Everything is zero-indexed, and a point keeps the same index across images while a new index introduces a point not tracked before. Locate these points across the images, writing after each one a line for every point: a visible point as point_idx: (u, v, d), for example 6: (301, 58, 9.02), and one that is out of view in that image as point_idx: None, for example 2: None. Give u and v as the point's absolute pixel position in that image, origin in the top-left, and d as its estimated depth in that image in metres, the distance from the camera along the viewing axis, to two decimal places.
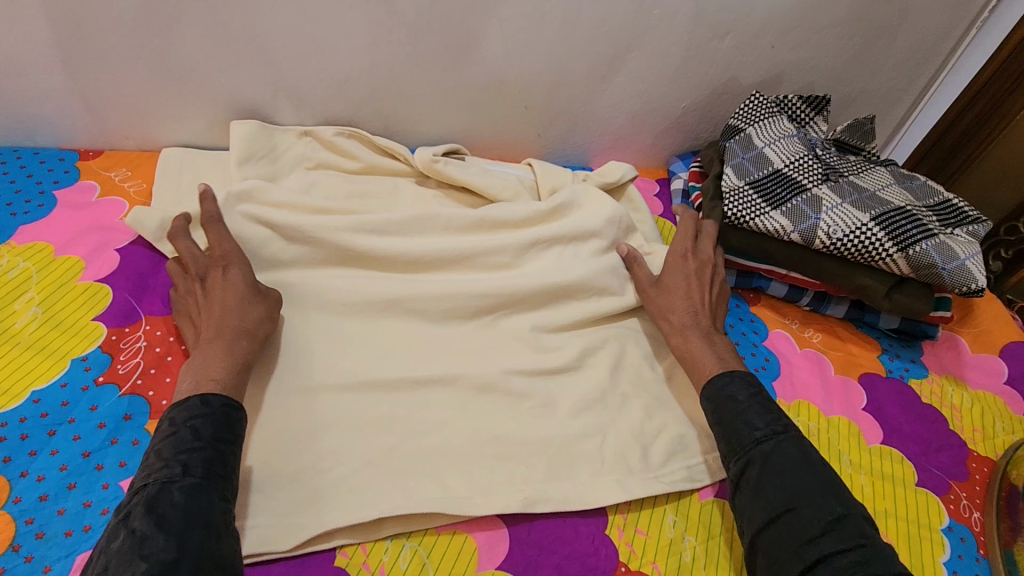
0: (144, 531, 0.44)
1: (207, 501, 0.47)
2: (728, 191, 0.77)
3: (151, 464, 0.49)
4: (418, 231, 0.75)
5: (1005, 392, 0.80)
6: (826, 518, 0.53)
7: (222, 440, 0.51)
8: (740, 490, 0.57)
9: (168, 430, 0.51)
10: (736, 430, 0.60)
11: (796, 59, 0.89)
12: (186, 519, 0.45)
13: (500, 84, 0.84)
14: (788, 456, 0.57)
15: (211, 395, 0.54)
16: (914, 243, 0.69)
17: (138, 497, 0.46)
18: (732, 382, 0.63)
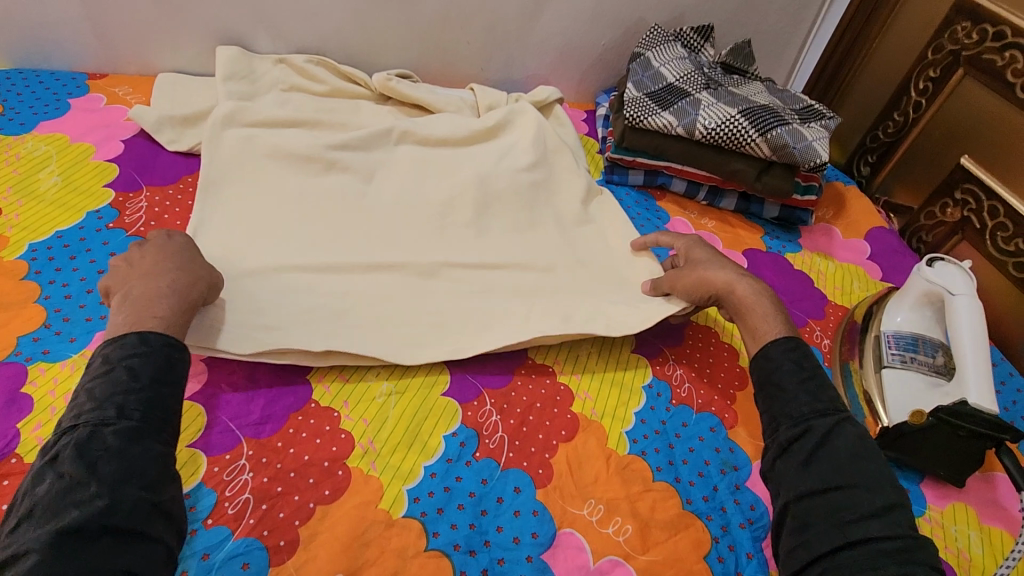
0: (76, 474, 0.43)
1: (143, 448, 0.46)
2: (628, 99, 0.92)
3: (84, 404, 0.47)
4: (374, 147, 0.89)
5: (867, 264, 0.95)
6: (876, 502, 0.49)
7: (160, 381, 0.50)
8: (785, 455, 0.54)
9: (102, 368, 0.49)
10: (792, 397, 0.57)
11: (694, 1, 1.06)
12: (122, 469, 0.44)
13: (444, 19, 1.00)
14: (851, 439, 0.53)
15: (151, 335, 0.52)
16: (772, 130, 0.86)
17: (69, 439, 0.45)
18: (792, 346, 0.61)
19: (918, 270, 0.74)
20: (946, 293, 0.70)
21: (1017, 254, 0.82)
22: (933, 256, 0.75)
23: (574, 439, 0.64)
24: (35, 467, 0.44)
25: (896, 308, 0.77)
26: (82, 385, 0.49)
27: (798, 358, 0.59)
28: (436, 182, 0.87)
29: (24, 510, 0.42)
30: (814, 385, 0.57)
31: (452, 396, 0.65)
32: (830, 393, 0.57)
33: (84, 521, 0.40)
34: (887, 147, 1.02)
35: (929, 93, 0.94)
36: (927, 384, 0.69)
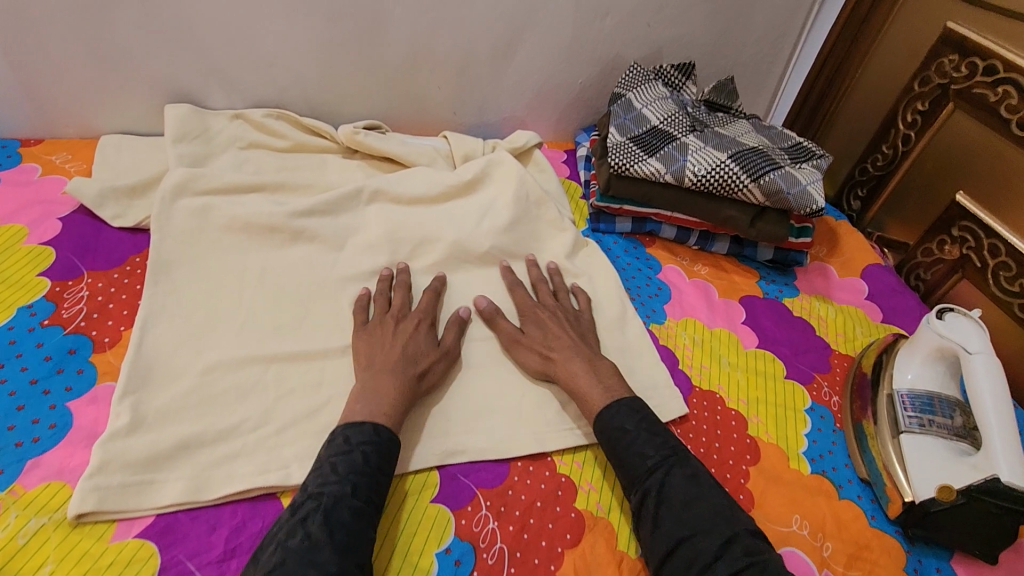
0: (320, 538, 0.48)
1: (365, 529, 0.51)
2: (612, 145, 0.87)
3: (327, 475, 0.53)
4: (344, 210, 0.83)
5: (867, 305, 0.91)
6: (712, 543, 0.53)
7: (383, 468, 0.55)
8: (641, 520, 0.57)
9: (342, 447, 0.55)
10: (626, 461, 0.60)
11: (672, 36, 1.02)
12: (348, 545, 0.49)
13: (412, 65, 0.94)
14: (680, 486, 0.57)
15: (382, 426, 0.58)
16: (764, 174, 0.82)
17: (313, 504, 0.51)
18: (616, 410, 0.63)
19: (929, 325, 0.70)
20: (962, 351, 0.66)
21: (1023, 295, 0.78)
22: (941, 307, 0.71)
23: (580, 544, 0.58)
24: (285, 519, 0.51)
25: (906, 362, 0.73)
26: (324, 455, 0.55)
27: (633, 423, 0.61)
28: (414, 247, 0.81)
29: (274, 559, 0.47)
30: (640, 442, 0.60)
31: (443, 501, 0.59)
32: (654, 446, 0.60)
33: None
34: (876, 179, 0.99)
35: (917, 127, 0.91)
36: (950, 451, 0.65)
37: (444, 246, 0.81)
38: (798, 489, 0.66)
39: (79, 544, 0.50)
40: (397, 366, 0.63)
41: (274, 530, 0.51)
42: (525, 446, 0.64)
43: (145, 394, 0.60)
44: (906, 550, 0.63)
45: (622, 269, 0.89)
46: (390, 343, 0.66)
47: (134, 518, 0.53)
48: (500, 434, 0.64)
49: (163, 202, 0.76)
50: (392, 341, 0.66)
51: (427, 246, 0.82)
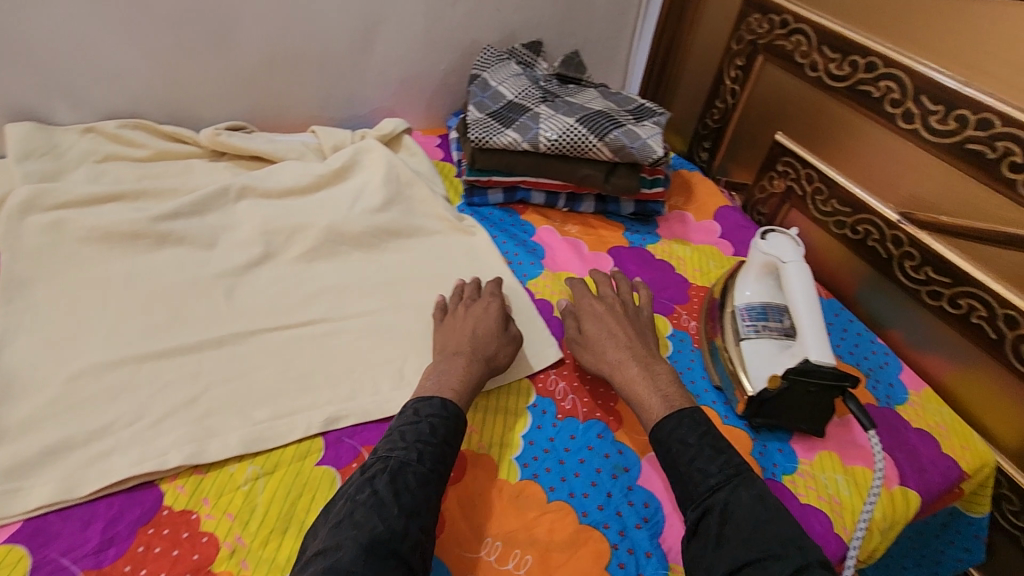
0: (387, 495, 0.53)
1: (427, 494, 0.55)
2: (472, 122, 0.93)
3: (396, 441, 0.58)
4: (211, 210, 0.83)
5: (720, 243, 1.02)
6: (787, 569, 0.51)
7: (449, 441, 0.60)
8: (698, 536, 0.56)
9: (412, 417, 0.60)
10: (687, 478, 0.60)
11: (522, 18, 1.09)
12: (413, 505, 0.53)
13: (269, 65, 0.96)
14: (745, 505, 0.56)
15: (450, 401, 0.62)
16: (609, 133, 0.90)
17: (382, 465, 0.56)
18: (678, 422, 0.63)
19: (754, 244, 0.80)
20: (780, 262, 0.76)
21: (835, 214, 0.91)
22: (764, 228, 0.81)
23: (462, 479, 0.62)
24: (357, 477, 0.56)
25: (743, 281, 0.82)
26: (395, 425, 0.60)
27: (685, 436, 0.62)
28: (288, 238, 0.83)
29: (343, 511, 0.52)
30: (700, 460, 0.60)
31: (328, 462, 0.61)
32: (717, 466, 0.59)
33: (379, 538, 0.50)
34: (717, 132, 1.11)
35: (740, 81, 1.02)
36: (777, 347, 0.74)
37: (316, 232, 0.83)
38: None
39: None
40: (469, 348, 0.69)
41: (345, 487, 0.56)
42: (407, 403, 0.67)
43: (6, 409, 0.59)
44: (752, 439, 0.72)
45: (497, 235, 0.94)
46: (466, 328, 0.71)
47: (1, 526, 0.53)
48: (381, 396, 0.68)
49: (10, 222, 0.74)
50: (467, 324, 0.72)
51: (299, 235, 0.83)
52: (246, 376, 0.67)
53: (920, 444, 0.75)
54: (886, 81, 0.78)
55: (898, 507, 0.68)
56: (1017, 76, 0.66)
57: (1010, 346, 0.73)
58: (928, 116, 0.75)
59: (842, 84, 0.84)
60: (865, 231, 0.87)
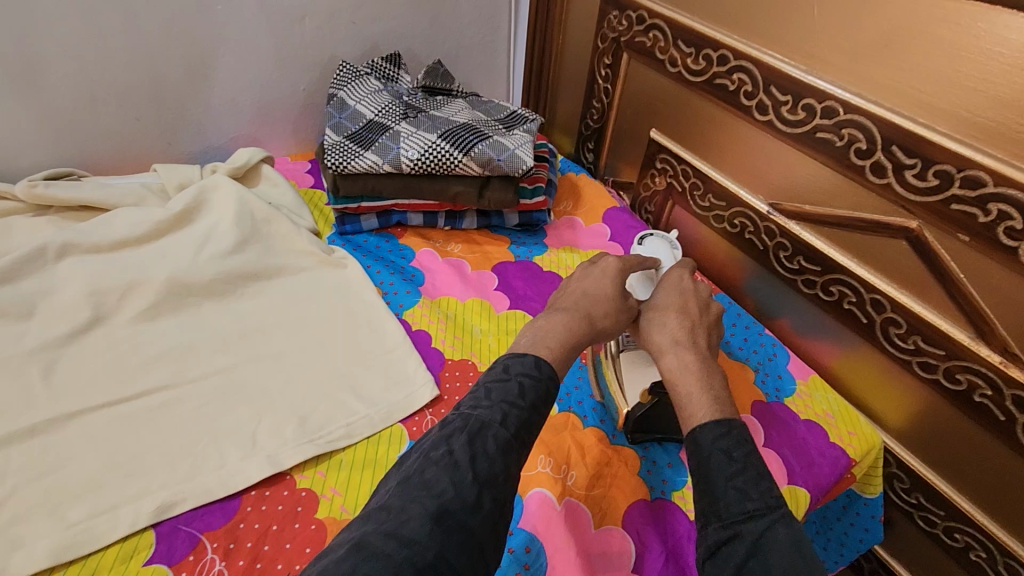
0: (462, 458, 0.44)
1: (506, 465, 0.45)
2: (329, 147, 0.86)
3: (479, 399, 0.49)
4: (26, 275, 0.73)
5: (609, 246, 0.99)
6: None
7: (538, 408, 0.50)
8: (715, 561, 0.44)
9: (502, 374, 0.51)
10: (721, 494, 0.47)
11: (382, 29, 1.03)
12: (490, 475, 0.44)
13: (94, 102, 0.86)
14: (784, 552, 0.42)
15: (544, 362, 0.53)
16: (474, 147, 0.85)
17: (461, 422, 0.47)
18: (726, 431, 0.50)
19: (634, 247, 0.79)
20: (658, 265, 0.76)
21: (713, 209, 0.90)
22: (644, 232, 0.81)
23: None
24: (434, 432, 0.47)
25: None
26: (481, 378, 0.52)
27: (728, 447, 0.49)
28: (123, 296, 0.74)
29: (407, 474, 0.44)
30: (744, 480, 0.47)
31: (158, 559, 0.54)
32: (760, 490, 0.46)
33: (445, 508, 0.41)
34: (598, 132, 1.08)
35: (610, 79, 1.00)
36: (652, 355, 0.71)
37: (155, 286, 0.75)
38: (545, 430, 0.70)
39: None
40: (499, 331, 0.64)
41: (420, 440, 0.47)
42: (257, 473, 0.60)
43: None
44: (640, 456, 0.69)
45: (370, 265, 0.88)
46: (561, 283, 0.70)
47: None
48: (226, 469, 0.60)
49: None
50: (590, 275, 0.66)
51: (137, 292, 0.75)
52: (64, 468, 0.59)
53: (809, 437, 0.74)
54: (738, 74, 0.77)
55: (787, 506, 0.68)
56: (850, 63, 0.66)
57: (879, 329, 0.74)
58: (780, 107, 0.74)
59: (700, 79, 0.83)
60: (741, 225, 0.86)
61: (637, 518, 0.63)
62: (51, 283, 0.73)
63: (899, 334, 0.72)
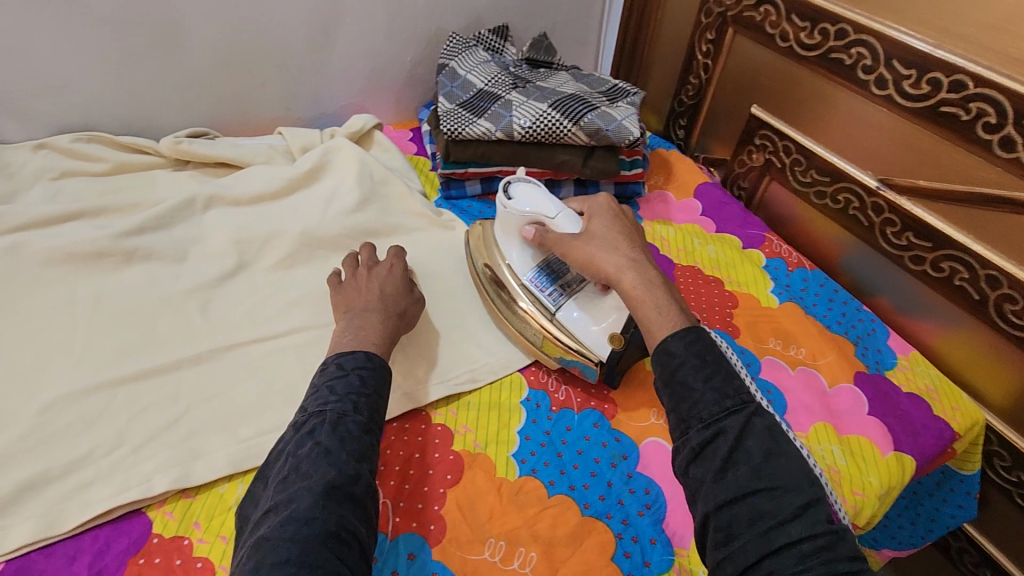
0: (330, 445, 0.51)
1: (363, 442, 0.52)
2: (443, 114, 0.90)
3: (327, 395, 0.55)
4: (177, 222, 0.80)
5: (702, 220, 1.01)
6: (795, 502, 0.47)
7: (380, 391, 0.58)
8: (701, 459, 0.50)
9: (338, 372, 0.57)
10: (699, 395, 0.52)
11: (486, 3, 1.05)
12: (355, 454, 0.51)
13: (227, 66, 0.92)
14: (763, 437, 0.50)
15: (374, 353, 0.60)
16: (583, 117, 0.88)
17: (318, 418, 0.53)
18: (695, 338, 0.55)
19: (510, 207, 0.73)
20: (548, 218, 0.71)
21: (814, 185, 0.91)
22: (506, 186, 0.76)
23: (461, 481, 0.61)
24: (291, 433, 0.53)
25: (512, 251, 0.75)
26: (318, 382, 0.57)
27: (700, 351, 0.54)
28: (262, 245, 0.80)
29: (288, 466, 0.50)
30: (719, 381, 0.52)
31: None
32: (734, 387, 0.52)
33: (328, 485, 0.48)
34: (692, 109, 1.10)
35: (711, 55, 1.01)
36: (585, 298, 0.70)
37: (290, 237, 0.81)
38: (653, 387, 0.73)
39: None
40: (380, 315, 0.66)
41: (282, 445, 0.53)
42: (397, 407, 0.66)
43: None
44: None
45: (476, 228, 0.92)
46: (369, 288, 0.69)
47: None
48: None
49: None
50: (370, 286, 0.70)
51: (275, 242, 0.81)
52: (229, 393, 0.65)
53: (912, 408, 0.75)
54: (857, 48, 0.78)
55: (896, 472, 0.69)
56: (988, 37, 0.66)
57: (993, 306, 0.74)
58: (902, 81, 0.74)
59: (814, 53, 0.84)
60: (845, 201, 0.87)
61: None
62: (199, 231, 0.80)
63: (1015, 311, 0.72)
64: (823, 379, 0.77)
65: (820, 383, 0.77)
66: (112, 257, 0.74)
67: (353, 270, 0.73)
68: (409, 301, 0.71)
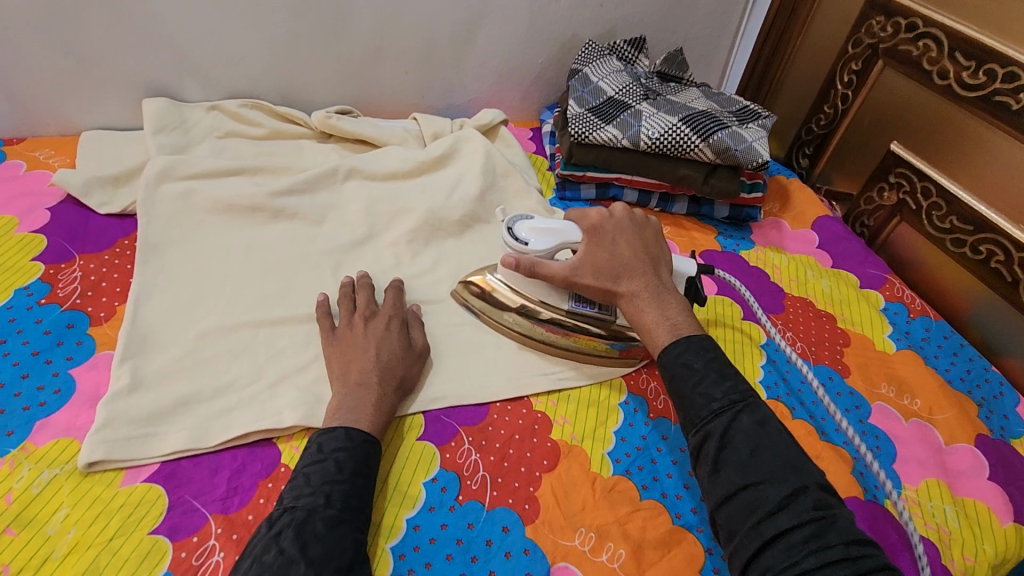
0: (292, 552, 0.47)
1: (338, 536, 0.49)
2: (572, 117, 0.93)
3: (302, 486, 0.52)
4: (320, 189, 0.87)
5: (818, 253, 0.98)
6: (781, 492, 0.50)
7: (360, 475, 0.54)
8: (699, 461, 0.55)
9: (317, 456, 0.55)
10: (690, 402, 0.57)
11: (623, 14, 1.07)
12: (324, 553, 0.47)
13: (378, 53, 0.99)
14: (747, 432, 0.54)
15: (353, 429, 0.57)
16: (713, 134, 0.89)
17: (288, 518, 0.50)
18: (684, 347, 0.60)
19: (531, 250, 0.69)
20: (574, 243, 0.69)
21: (953, 231, 0.86)
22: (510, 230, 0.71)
23: (556, 468, 0.63)
24: (262, 533, 0.50)
25: (535, 289, 0.73)
26: (297, 469, 0.55)
27: (687, 362, 0.59)
28: (391, 219, 0.86)
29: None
30: (706, 386, 0.57)
31: (428, 439, 0.64)
32: (722, 390, 0.57)
33: None
34: (822, 138, 1.07)
35: (853, 86, 0.99)
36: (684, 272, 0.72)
37: (416, 214, 0.86)
38: None
39: (90, 490, 0.54)
40: (377, 378, 0.62)
41: (251, 545, 0.50)
42: (502, 389, 0.69)
43: (141, 359, 0.64)
44: (852, 458, 0.69)
45: None
46: (364, 350, 0.64)
47: (140, 466, 0.57)
48: (478, 381, 0.69)
49: (146, 189, 0.80)
50: (365, 346, 0.65)
51: (402, 218, 0.86)
52: None
53: None
54: None
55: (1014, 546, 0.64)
56: None
57: None
58: None
59: (976, 94, 0.80)
60: (988, 252, 0.82)
61: (852, 513, 0.64)
62: (337, 200, 0.87)
63: None
64: (938, 436, 0.73)
65: (934, 439, 0.73)
66: (259, 213, 0.82)
67: (349, 318, 0.69)
68: (410, 359, 0.66)
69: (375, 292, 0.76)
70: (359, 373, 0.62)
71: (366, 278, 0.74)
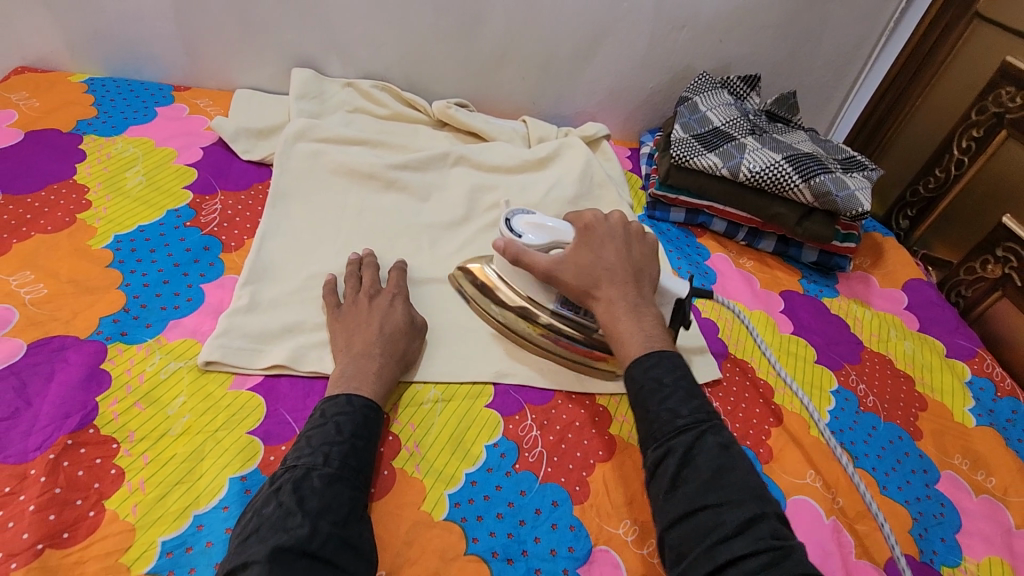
0: (291, 505, 0.50)
1: (336, 491, 0.52)
2: (675, 140, 0.96)
3: (302, 448, 0.55)
4: (430, 168, 0.94)
5: (905, 314, 0.95)
6: (740, 516, 0.47)
7: (360, 437, 0.57)
8: (655, 478, 0.52)
9: (319, 421, 0.57)
10: (654, 417, 0.55)
11: (740, 53, 1.10)
12: (322, 506, 0.50)
13: (501, 57, 1.06)
14: (710, 454, 0.51)
15: (355, 397, 0.59)
16: (815, 176, 0.90)
17: (287, 475, 0.52)
18: (655, 361, 0.57)
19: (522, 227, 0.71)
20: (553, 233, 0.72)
21: None
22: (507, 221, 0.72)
23: (611, 460, 0.65)
24: (266, 488, 0.53)
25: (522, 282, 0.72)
26: (301, 431, 0.57)
27: (656, 376, 0.56)
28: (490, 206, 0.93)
29: (250, 526, 0.49)
30: (673, 401, 0.55)
31: (494, 408, 0.68)
32: (689, 407, 0.54)
33: (287, 546, 0.47)
34: (927, 202, 1.06)
35: (971, 152, 0.98)
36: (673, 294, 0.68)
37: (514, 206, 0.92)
38: (817, 452, 0.72)
39: (205, 386, 0.62)
40: (378, 351, 0.64)
41: (256, 498, 0.53)
42: (570, 380, 0.72)
43: (261, 286, 0.72)
44: (913, 518, 0.68)
45: (673, 252, 0.95)
46: (367, 325, 0.67)
47: (247, 374, 0.64)
48: (547, 367, 0.73)
49: (285, 144, 0.90)
50: (368, 322, 0.67)
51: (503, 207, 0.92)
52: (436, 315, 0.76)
53: None
54: None
55: None
56: None
57: None
58: None
59: None
60: None
61: None
62: (443, 181, 0.94)
63: None
64: (1010, 517, 0.70)
65: (1006, 520, 0.70)
66: (372, 181, 0.89)
67: (352, 296, 0.71)
68: (411, 335, 0.68)
69: (380, 270, 0.78)
70: (366, 342, 0.65)
71: (371, 257, 0.76)
